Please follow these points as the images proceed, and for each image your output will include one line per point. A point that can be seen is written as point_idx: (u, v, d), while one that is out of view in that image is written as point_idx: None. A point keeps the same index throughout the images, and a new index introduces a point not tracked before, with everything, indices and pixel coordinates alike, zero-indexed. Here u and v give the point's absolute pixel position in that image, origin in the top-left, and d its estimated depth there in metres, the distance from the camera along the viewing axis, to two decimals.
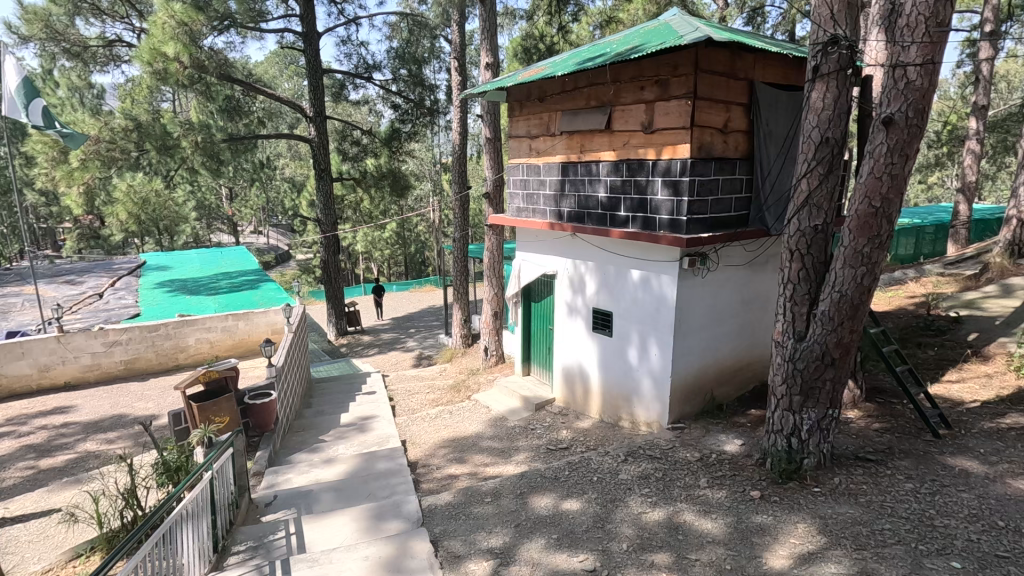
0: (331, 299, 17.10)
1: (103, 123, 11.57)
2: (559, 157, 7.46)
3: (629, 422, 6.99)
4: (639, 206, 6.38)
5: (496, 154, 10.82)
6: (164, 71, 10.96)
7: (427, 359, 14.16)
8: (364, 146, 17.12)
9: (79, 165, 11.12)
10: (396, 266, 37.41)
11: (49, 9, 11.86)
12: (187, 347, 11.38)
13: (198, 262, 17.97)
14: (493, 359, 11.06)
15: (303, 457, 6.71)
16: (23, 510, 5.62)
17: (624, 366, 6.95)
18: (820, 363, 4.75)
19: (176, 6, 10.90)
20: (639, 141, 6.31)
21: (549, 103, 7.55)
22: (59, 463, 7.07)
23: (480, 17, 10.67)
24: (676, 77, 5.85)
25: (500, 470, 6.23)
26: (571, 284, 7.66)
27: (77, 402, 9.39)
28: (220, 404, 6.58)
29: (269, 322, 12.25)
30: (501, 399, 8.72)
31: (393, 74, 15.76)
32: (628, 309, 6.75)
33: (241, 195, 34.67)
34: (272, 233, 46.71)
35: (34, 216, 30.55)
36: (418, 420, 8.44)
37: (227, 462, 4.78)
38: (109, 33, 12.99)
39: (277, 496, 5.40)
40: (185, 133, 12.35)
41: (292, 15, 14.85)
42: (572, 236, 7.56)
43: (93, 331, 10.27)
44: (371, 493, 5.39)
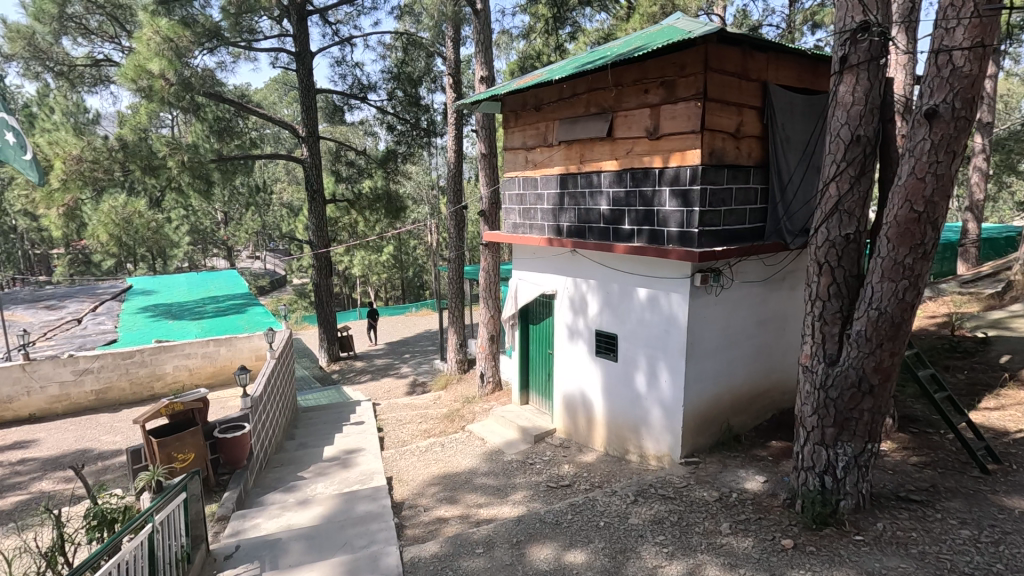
0: (323, 324, 16.46)
1: (85, 142, 11.08)
2: (557, 168, 6.99)
3: (637, 456, 6.36)
4: (645, 218, 5.86)
5: (492, 169, 10.31)
6: (149, 89, 10.47)
7: (421, 385, 13.51)
8: (359, 167, 16.80)
9: (60, 186, 10.73)
10: (394, 290, 36.92)
11: (33, 27, 11.63)
12: (165, 375, 10.76)
13: (186, 285, 17.50)
14: (491, 386, 10.41)
15: (277, 497, 6.04)
16: None
17: (629, 393, 6.35)
18: (856, 392, 4.17)
19: (162, 23, 10.54)
20: (642, 148, 5.83)
21: (547, 112, 7.10)
22: (7, 505, 6.40)
23: (474, 32, 10.25)
24: (683, 78, 5.40)
25: (496, 512, 5.57)
26: (571, 304, 7.11)
27: (40, 436, 8.76)
28: (183, 438, 5.84)
29: (253, 347, 11.60)
30: (497, 429, 8.05)
31: (389, 95, 15.47)
32: (634, 331, 6.18)
33: (236, 219, 34.37)
34: (269, 257, 46.42)
35: (30, 242, 30.47)
36: (408, 454, 7.77)
37: (176, 511, 4.12)
38: (97, 53, 12.44)
39: (239, 546, 4.72)
40: (171, 153, 11.81)
41: (285, 35, 14.63)
42: (572, 253, 7.03)
43: (62, 359, 9.67)
44: (347, 543, 4.71)
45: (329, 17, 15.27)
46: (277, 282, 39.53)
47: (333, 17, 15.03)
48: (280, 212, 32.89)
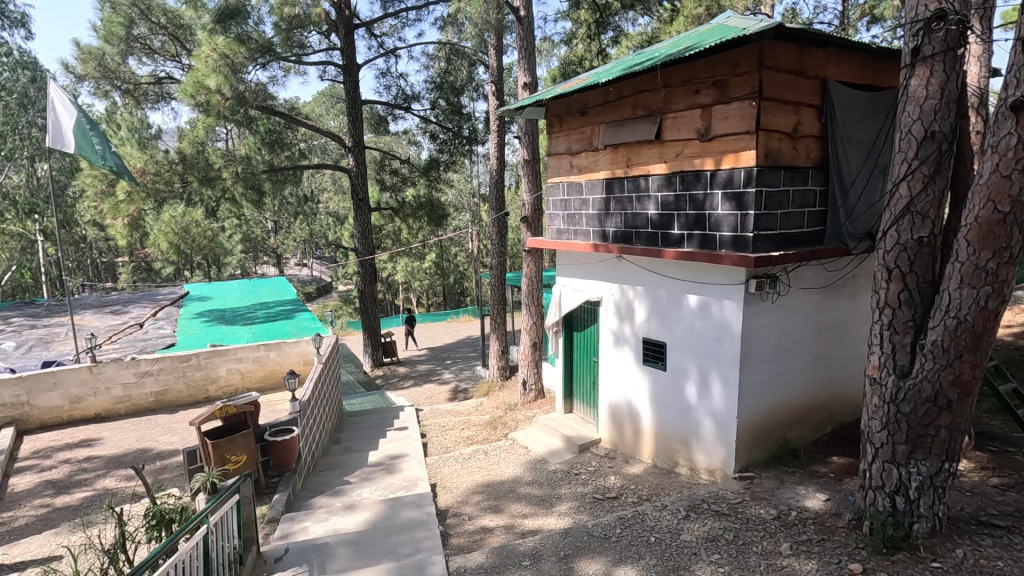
0: (367, 329, 16.74)
1: (149, 156, 11.67)
2: (603, 173, 6.88)
3: (687, 468, 6.13)
4: (695, 222, 5.67)
5: (534, 176, 10.22)
6: (207, 104, 10.91)
7: (463, 392, 13.52)
8: (403, 175, 17.07)
9: (125, 198, 11.35)
10: (436, 297, 37.37)
11: (103, 49, 12.24)
12: (218, 378, 11.14)
13: (238, 292, 18.16)
14: (533, 394, 10.31)
15: (323, 501, 6.12)
16: (25, 556, 5.34)
17: (679, 403, 6.13)
18: (931, 406, 3.87)
19: (219, 40, 10.96)
20: (693, 150, 5.66)
21: (592, 115, 7.00)
22: (74, 501, 6.73)
23: (518, 39, 10.22)
24: (736, 77, 5.21)
25: (541, 523, 5.46)
26: (617, 311, 6.95)
27: (104, 435, 9.20)
28: (235, 441, 5.98)
29: (301, 351, 11.87)
30: (541, 438, 7.94)
31: (432, 105, 15.66)
32: (684, 340, 5.98)
33: (285, 228, 35.54)
34: (316, 265, 47.72)
35: (98, 251, 32.43)
36: (451, 461, 7.74)
37: (230, 512, 4.21)
38: (160, 72, 13.13)
39: (288, 549, 4.78)
40: (227, 164, 12.22)
41: (332, 49, 15.05)
42: (618, 258, 6.88)
43: (125, 362, 10.17)
44: (392, 550, 4.69)
45: (375, 31, 15.61)
46: (323, 289, 40.69)
47: (379, 29, 15.36)
48: (326, 221, 33.86)
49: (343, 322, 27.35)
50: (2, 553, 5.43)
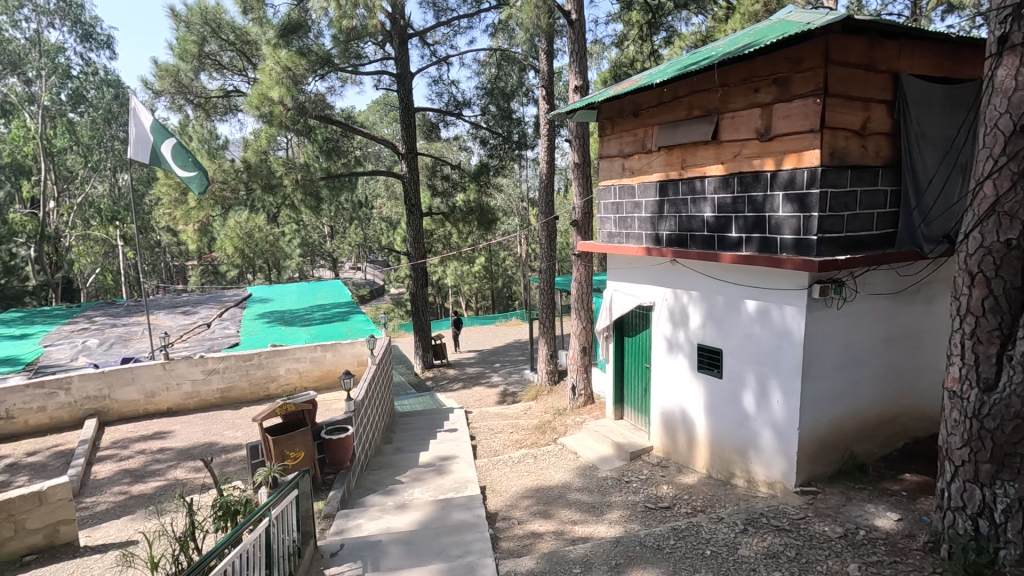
0: (418, 332, 17.05)
1: (218, 165, 12.37)
2: (656, 175, 6.75)
3: (744, 480, 5.90)
4: (754, 225, 5.47)
5: (585, 179, 10.12)
6: (270, 115, 11.42)
7: (512, 395, 13.54)
8: (454, 181, 17.35)
9: (196, 205, 12.10)
10: (484, 300, 37.71)
11: (178, 65, 13.04)
12: (278, 377, 11.61)
13: (297, 294, 18.92)
14: (582, 399, 10.21)
15: (376, 500, 6.26)
16: (105, 539, 5.73)
17: (736, 413, 5.91)
18: (1021, 423, 3.57)
19: (282, 54, 11.47)
20: (752, 150, 5.47)
21: (646, 117, 6.90)
22: (148, 489, 7.18)
23: (569, 43, 10.18)
24: (799, 74, 5.00)
25: (591, 530, 5.39)
26: (671, 317, 6.80)
27: (174, 429, 9.76)
28: (295, 438, 6.22)
29: (355, 352, 12.22)
30: (590, 444, 7.85)
31: (483, 110, 15.86)
32: (742, 347, 5.77)
33: (341, 233, 36.78)
34: (369, 268, 49.06)
35: (171, 254, 34.61)
36: (500, 464, 7.76)
37: (290, 506, 4.37)
38: (228, 86, 13.87)
39: (343, 545, 4.91)
40: (288, 172, 12.62)
41: (387, 59, 15.48)
42: (672, 262, 6.72)
43: (194, 359, 10.76)
44: (443, 551, 4.74)
45: (428, 40, 15.96)
46: (376, 292, 41.82)
47: (431, 38, 15.70)
48: (379, 226, 34.81)
49: (394, 322, 29.91)
50: (86, 536, 5.85)
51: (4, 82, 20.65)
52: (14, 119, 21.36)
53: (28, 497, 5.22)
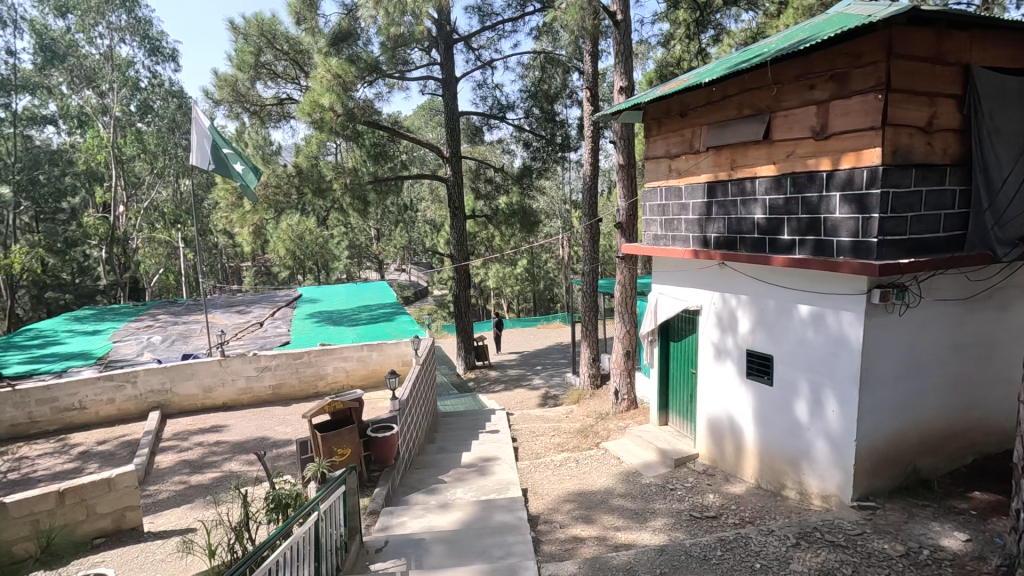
0: (461, 333, 17.21)
1: (272, 170, 12.85)
2: (704, 176, 6.60)
3: (796, 492, 5.68)
4: (809, 227, 5.26)
5: (630, 182, 9.98)
6: (321, 121, 11.80)
7: (553, 399, 13.48)
8: (497, 184, 17.44)
9: (251, 209, 12.72)
10: (526, 302, 37.71)
11: (236, 76, 13.65)
12: (326, 375, 11.95)
13: (344, 295, 19.43)
14: (625, 404, 10.07)
15: (420, 498, 6.36)
16: (166, 526, 6.05)
17: (787, 422, 5.70)
18: None
19: (333, 61, 11.81)
20: (806, 150, 5.27)
21: (693, 117, 6.76)
22: (206, 480, 7.53)
23: (614, 44, 10.07)
24: (859, 69, 4.78)
25: (635, 537, 5.30)
26: (718, 322, 6.62)
27: (229, 423, 10.20)
28: (342, 435, 6.38)
29: (399, 353, 12.44)
30: (634, 450, 7.72)
31: (526, 113, 15.91)
32: (794, 353, 5.55)
33: (387, 235, 37.57)
34: (413, 270, 49.91)
35: (227, 256, 36.25)
36: (542, 467, 7.74)
37: (337, 501, 4.48)
38: (282, 94, 14.40)
39: (388, 542, 5.01)
40: (337, 176, 13.00)
41: (433, 64, 15.74)
42: (720, 266, 6.55)
43: (248, 357, 11.22)
44: (485, 552, 4.77)
45: (472, 44, 16.14)
46: (419, 293, 42.50)
47: (476, 42, 15.87)
48: (423, 228, 35.38)
49: (439, 322, 31.28)
50: (150, 522, 6.19)
51: (81, 95, 22.15)
52: (89, 129, 22.83)
53: (99, 484, 5.57)
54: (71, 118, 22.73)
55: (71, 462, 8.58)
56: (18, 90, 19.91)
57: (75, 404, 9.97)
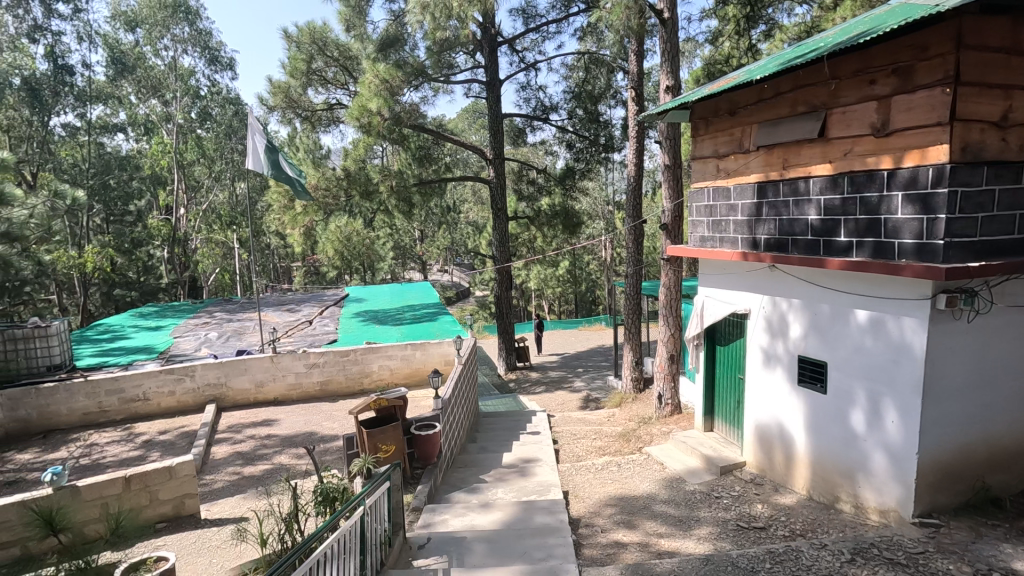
0: (502, 334, 17.28)
1: (321, 173, 13.22)
2: (754, 176, 6.42)
3: (851, 506, 5.42)
4: (868, 228, 5.02)
5: (675, 182, 9.78)
6: (369, 125, 12.09)
7: (594, 402, 13.36)
8: (539, 185, 17.42)
9: (302, 210, 13.18)
10: (567, 304, 37.54)
11: (289, 82, 14.15)
12: (371, 373, 12.22)
13: (388, 295, 19.83)
14: (669, 409, 9.86)
15: (461, 497, 6.42)
16: (221, 514, 6.34)
17: (842, 432, 5.45)
18: None
19: (380, 67, 12.12)
20: (865, 147, 5.04)
21: (744, 115, 6.58)
22: (258, 471, 7.84)
23: (661, 42, 9.90)
24: (924, 61, 4.54)
25: (678, 545, 5.20)
26: (768, 326, 6.41)
27: (280, 417, 10.58)
28: (386, 432, 6.52)
29: (442, 352, 12.59)
30: (677, 456, 7.56)
31: (570, 114, 15.84)
32: (851, 360, 5.32)
33: (430, 237, 38.14)
34: (455, 271, 50.46)
35: (278, 256, 37.64)
36: (583, 470, 7.68)
37: (382, 497, 4.59)
38: (331, 99, 14.83)
39: (430, 539, 5.08)
40: (383, 179, 13.35)
41: (478, 67, 15.89)
42: (771, 268, 6.34)
43: (298, 354, 11.60)
44: (526, 553, 4.76)
45: (516, 46, 16.22)
46: (461, 294, 42.94)
47: (520, 45, 15.94)
48: (465, 230, 35.71)
49: (481, 322, 32.20)
50: (206, 510, 6.50)
51: (147, 103, 23.48)
52: (154, 136, 24.16)
53: (161, 471, 5.88)
54: (138, 125, 24.10)
55: (136, 450, 9.09)
56: (92, 100, 21.22)
57: (139, 395, 10.57)
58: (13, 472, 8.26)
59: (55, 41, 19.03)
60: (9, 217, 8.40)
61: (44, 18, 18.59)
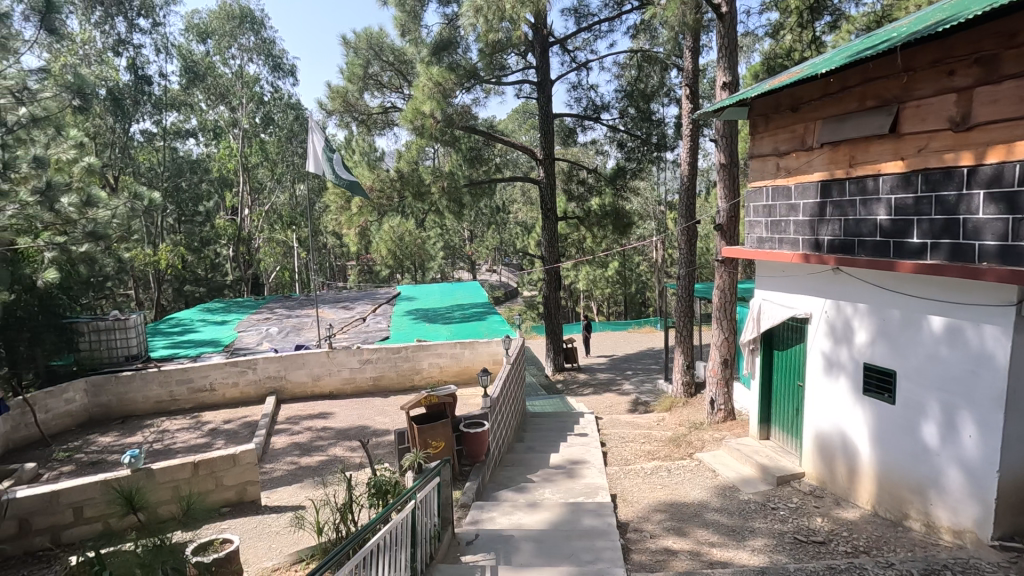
0: (550, 334, 17.25)
1: (376, 174, 13.55)
2: (817, 175, 6.15)
3: (921, 524, 5.10)
4: (944, 228, 4.70)
5: (731, 180, 9.44)
6: (422, 127, 12.31)
7: (644, 405, 13.13)
8: (590, 185, 17.25)
9: (357, 211, 13.60)
10: (616, 306, 37.08)
11: (347, 87, 14.60)
12: (421, 370, 12.47)
13: (438, 294, 20.16)
14: (722, 415, 9.57)
15: (509, 496, 6.46)
16: (280, 501, 6.64)
17: (913, 445, 5.13)
18: None
19: (434, 70, 12.37)
20: (942, 143, 4.73)
21: (807, 111, 6.33)
22: (314, 462, 8.15)
23: (718, 36, 9.61)
24: (1010, 50, 4.22)
25: (731, 555, 5.04)
26: (830, 332, 6.13)
27: (334, 410, 10.95)
28: (436, 428, 6.65)
29: (490, 352, 12.69)
30: (731, 464, 7.33)
31: (621, 113, 15.64)
32: (923, 369, 5.01)
33: (480, 236, 38.52)
34: (504, 271, 50.76)
35: (334, 255, 38.98)
36: (631, 474, 7.57)
37: (432, 492, 4.67)
38: (386, 103, 15.21)
39: (478, 535, 5.14)
40: (435, 180, 13.62)
41: (529, 68, 15.93)
42: (835, 271, 6.05)
43: (352, 350, 11.98)
44: (573, 555, 4.74)
45: (568, 46, 16.16)
46: (509, 294, 43.16)
47: (572, 44, 15.88)
48: (515, 229, 35.86)
49: (529, 322, 32.26)
50: (267, 497, 6.82)
51: (216, 110, 24.84)
52: (222, 141, 25.52)
53: (226, 458, 6.20)
54: (208, 131, 25.51)
55: (203, 437, 9.63)
56: (167, 107, 22.64)
57: (206, 385, 11.19)
58: (96, 454, 8.93)
59: (136, 53, 20.41)
60: (95, 218, 9.03)
61: (127, 33, 19.99)
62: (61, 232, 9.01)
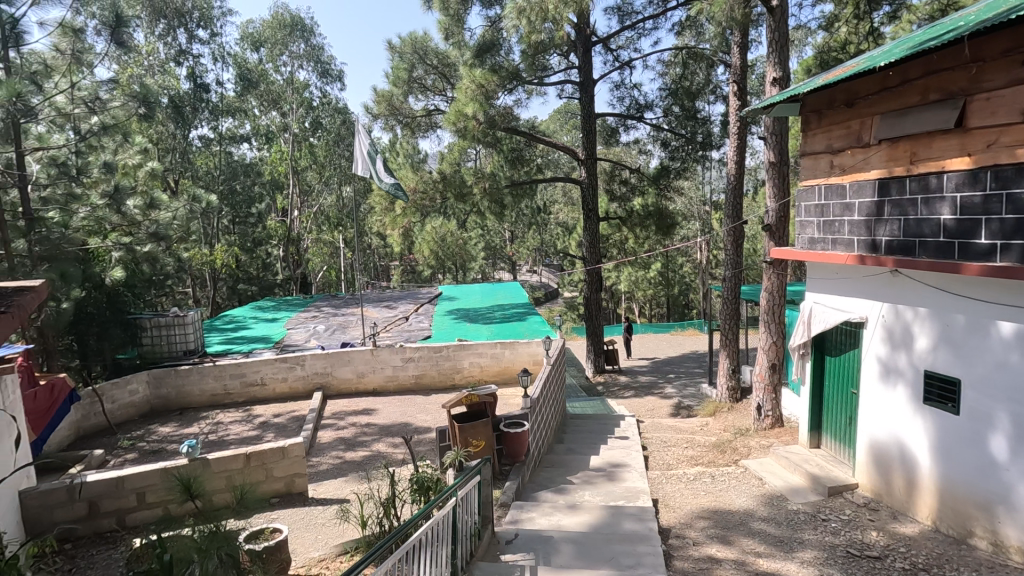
0: (591, 336, 17.12)
1: (420, 176, 13.78)
2: (875, 172, 5.87)
3: (988, 542, 4.80)
4: (1016, 228, 4.40)
5: (781, 179, 9.12)
6: (464, 129, 12.42)
7: (686, 409, 12.86)
8: (632, 185, 17.02)
9: (401, 212, 13.87)
10: (659, 308, 36.45)
11: (392, 91, 14.92)
12: (462, 369, 12.60)
13: (479, 294, 20.33)
14: (769, 421, 9.27)
15: (548, 497, 6.45)
16: (325, 494, 6.84)
17: (979, 458, 4.84)
18: None
19: (477, 72, 12.48)
20: (1014, 137, 4.44)
21: (864, 106, 6.06)
22: (358, 457, 8.35)
23: (768, 30, 9.30)
24: None
25: (778, 566, 4.88)
26: (888, 337, 5.84)
27: (377, 407, 11.20)
28: (477, 427, 6.70)
29: (530, 352, 12.70)
30: (778, 472, 7.09)
31: (665, 112, 15.36)
32: (990, 378, 4.71)
33: (520, 237, 38.61)
34: (544, 271, 50.72)
35: (378, 256, 39.89)
36: (673, 479, 7.42)
37: (473, 490, 4.72)
38: (430, 106, 15.45)
39: (518, 535, 5.16)
40: (477, 181, 13.74)
41: (571, 68, 15.86)
42: (893, 273, 5.77)
43: (395, 348, 12.22)
44: (614, 558, 4.69)
45: (611, 45, 16.00)
46: (550, 295, 43.07)
47: (615, 43, 15.73)
48: (555, 230, 35.77)
49: None
50: (314, 489, 7.04)
51: (268, 115, 25.86)
52: (274, 145, 26.52)
53: (276, 451, 6.44)
54: (261, 136, 26.55)
55: (254, 430, 10.03)
56: (223, 113, 23.71)
57: (258, 379, 11.64)
58: (157, 442, 9.44)
59: (195, 63, 21.49)
60: (157, 219, 9.53)
61: (187, 43, 21.08)
62: (127, 233, 9.51)
